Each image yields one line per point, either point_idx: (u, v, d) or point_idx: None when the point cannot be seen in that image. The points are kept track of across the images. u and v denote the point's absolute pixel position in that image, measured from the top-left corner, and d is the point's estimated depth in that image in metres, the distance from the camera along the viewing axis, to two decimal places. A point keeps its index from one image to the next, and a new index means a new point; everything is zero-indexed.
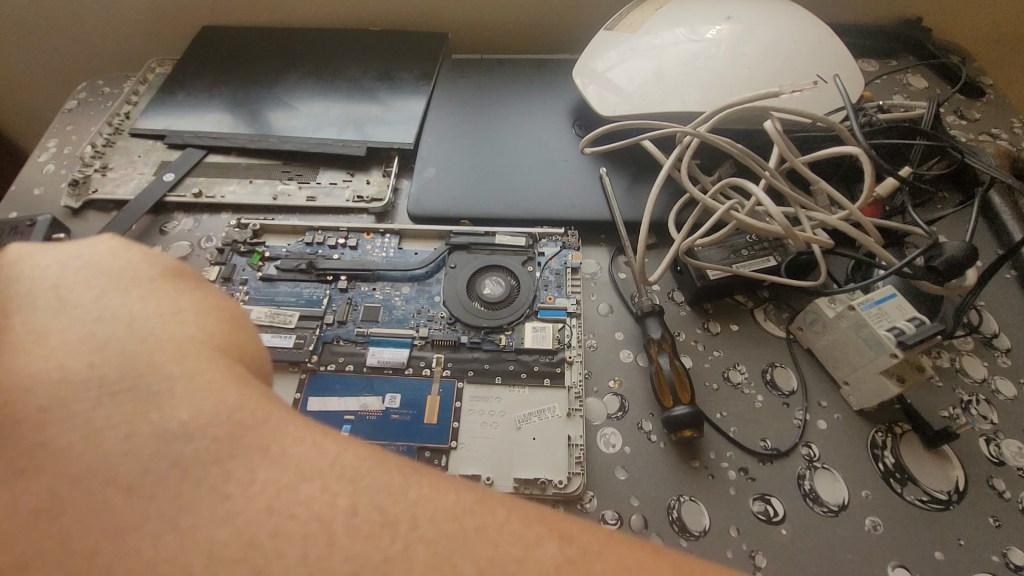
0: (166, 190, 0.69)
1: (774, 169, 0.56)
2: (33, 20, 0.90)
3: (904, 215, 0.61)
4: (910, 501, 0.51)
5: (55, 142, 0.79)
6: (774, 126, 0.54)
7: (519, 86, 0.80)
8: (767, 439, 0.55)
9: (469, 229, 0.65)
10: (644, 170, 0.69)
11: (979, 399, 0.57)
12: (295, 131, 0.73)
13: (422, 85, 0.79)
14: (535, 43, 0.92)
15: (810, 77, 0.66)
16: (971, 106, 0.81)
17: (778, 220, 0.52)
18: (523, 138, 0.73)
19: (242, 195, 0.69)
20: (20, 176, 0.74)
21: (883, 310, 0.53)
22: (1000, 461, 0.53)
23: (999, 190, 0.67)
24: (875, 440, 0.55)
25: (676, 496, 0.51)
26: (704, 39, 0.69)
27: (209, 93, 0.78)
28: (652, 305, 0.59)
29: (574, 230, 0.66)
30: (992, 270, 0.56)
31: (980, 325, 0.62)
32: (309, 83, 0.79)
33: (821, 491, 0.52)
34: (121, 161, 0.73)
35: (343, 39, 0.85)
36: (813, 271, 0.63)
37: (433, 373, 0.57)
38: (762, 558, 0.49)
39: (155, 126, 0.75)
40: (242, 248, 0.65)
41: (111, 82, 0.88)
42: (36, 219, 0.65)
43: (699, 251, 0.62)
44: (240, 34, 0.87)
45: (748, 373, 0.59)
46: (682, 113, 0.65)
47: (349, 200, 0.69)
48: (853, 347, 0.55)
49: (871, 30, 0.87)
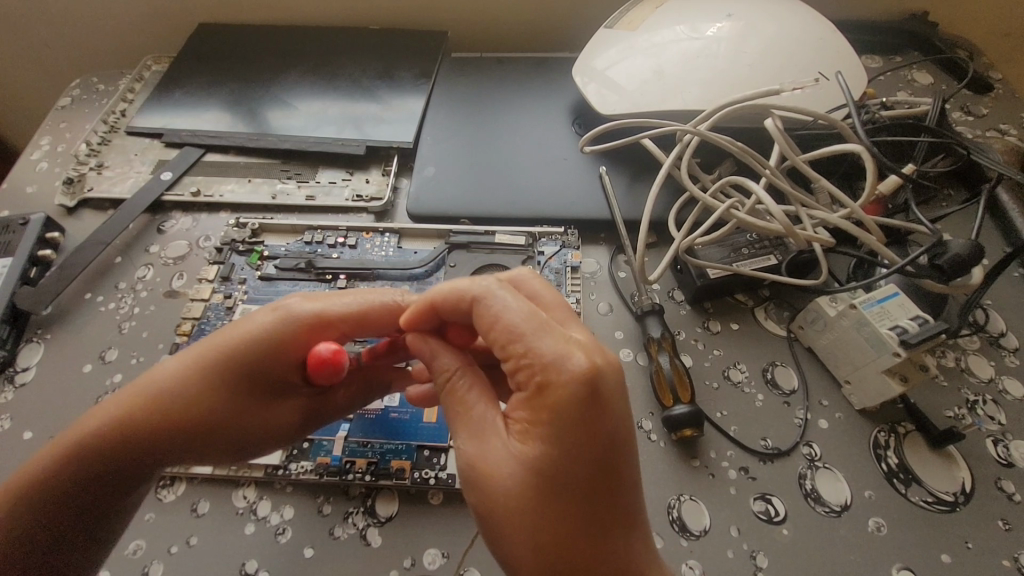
0: (164, 190, 0.70)
1: (774, 167, 0.55)
2: (30, 19, 0.92)
3: (907, 214, 0.61)
4: (915, 502, 0.51)
5: (48, 140, 0.80)
6: (774, 124, 0.53)
7: (517, 84, 0.81)
8: (768, 439, 0.54)
9: (469, 228, 0.66)
10: (643, 170, 0.69)
11: (986, 399, 0.56)
12: (294, 130, 0.74)
13: (422, 83, 0.79)
14: (535, 43, 0.92)
15: (812, 74, 0.66)
16: (978, 101, 0.79)
17: (778, 219, 0.51)
18: (523, 137, 0.73)
19: (242, 195, 0.70)
20: (13, 173, 0.76)
21: (885, 310, 0.52)
22: (1009, 462, 0.52)
23: (1009, 187, 0.66)
24: (877, 440, 0.54)
25: (676, 496, 0.51)
26: (704, 36, 0.68)
27: (208, 92, 0.79)
28: (652, 305, 0.59)
29: (574, 229, 0.66)
30: (999, 269, 0.56)
31: (986, 325, 0.61)
32: (308, 82, 0.79)
33: (823, 491, 0.52)
34: (117, 160, 0.74)
35: (343, 38, 0.86)
36: (813, 270, 0.62)
37: None
38: (763, 559, 0.48)
39: (151, 125, 0.76)
40: (241, 248, 0.65)
41: (106, 80, 0.89)
42: (28, 218, 0.66)
43: (699, 251, 0.62)
44: (240, 33, 0.87)
45: (748, 372, 0.59)
46: (682, 111, 0.64)
47: (349, 199, 0.69)
48: (854, 346, 0.54)
49: (876, 26, 0.87)
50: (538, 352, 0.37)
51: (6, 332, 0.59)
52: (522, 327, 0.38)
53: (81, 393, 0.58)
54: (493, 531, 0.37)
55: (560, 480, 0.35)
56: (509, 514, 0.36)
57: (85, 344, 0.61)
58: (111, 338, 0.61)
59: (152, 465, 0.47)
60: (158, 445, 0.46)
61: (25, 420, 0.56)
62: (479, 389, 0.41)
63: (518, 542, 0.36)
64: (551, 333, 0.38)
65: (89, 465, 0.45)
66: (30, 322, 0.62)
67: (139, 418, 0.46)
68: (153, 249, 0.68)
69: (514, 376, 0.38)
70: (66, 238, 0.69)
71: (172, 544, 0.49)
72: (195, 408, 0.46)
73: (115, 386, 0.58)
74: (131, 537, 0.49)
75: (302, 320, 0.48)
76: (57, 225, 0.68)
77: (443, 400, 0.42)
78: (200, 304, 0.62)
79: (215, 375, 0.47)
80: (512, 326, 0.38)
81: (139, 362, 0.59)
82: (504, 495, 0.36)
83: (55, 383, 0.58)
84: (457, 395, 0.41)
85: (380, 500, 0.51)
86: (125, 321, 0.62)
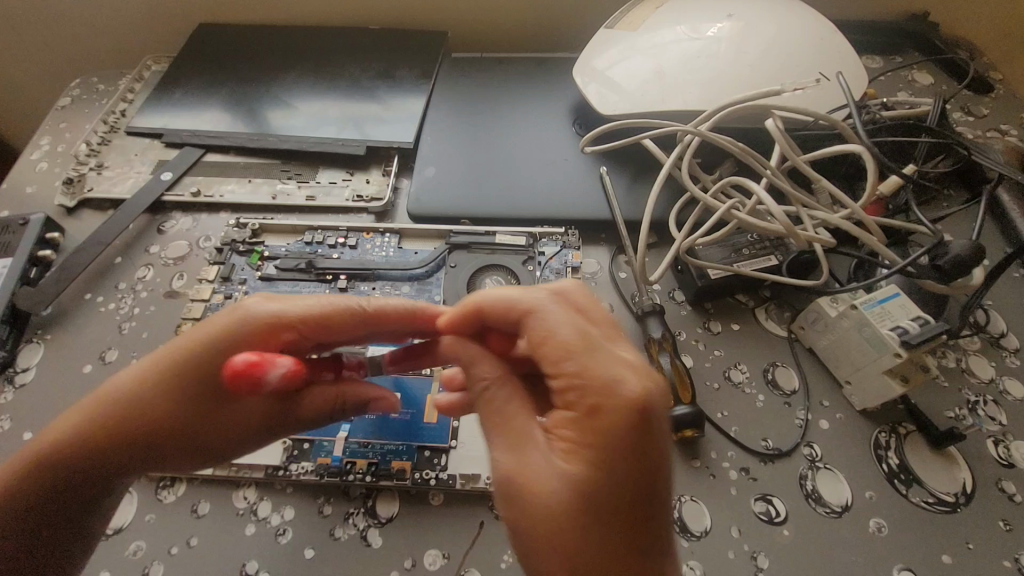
0: (164, 190, 0.70)
1: (775, 168, 0.55)
2: (31, 20, 0.92)
3: (908, 215, 0.61)
4: (916, 503, 0.51)
5: (48, 140, 0.80)
6: (775, 124, 0.53)
7: (518, 84, 0.80)
8: (769, 439, 0.54)
9: (469, 229, 0.65)
10: (644, 170, 0.69)
11: (987, 399, 0.56)
12: (294, 130, 0.74)
13: (422, 83, 0.79)
14: (535, 43, 0.92)
15: (812, 74, 0.66)
16: (978, 101, 0.79)
17: (778, 219, 0.51)
18: (523, 137, 0.73)
19: (242, 195, 0.70)
20: (12, 173, 0.76)
21: (886, 310, 0.52)
22: (1010, 463, 0.52)
23: (1009, 187, 0.66)
24: (878, 441, 0.54)
25: (677, 496, 0.51)
26: (705, 37, 0.68)
27: (208, 92, 0.79)
28: (653, 305, 0.59)
29: (574, 230, 0.66)
30: (1000, 270, 0.56)
31: (987, 325, 0.61)
32: (308, 83, 0.79)
33: (824, 491, 0.52)
34: (117, 160, 0.74)
35: (343, 38, 0.86)
36: (813, 271, 0.62)
37: (433, 372, 0.57)
38: (764, 560, 0.48)
39: (151, 125, 0.76)
40: (241, 248, 0.65)
41: (106, 80, 0.89)
42: (28, 218, 0.66)
43: (700, 251, 0.61)
44: (240, 33, 0.87)
45: (749, 373, 0.59)
46: (682, 112, 0.64)
47: (349, 199, 0.69)
48: (855, 346, 0.54)
49: (877, 26, 0.87)
50: (594, 372, 0.37)
51: (5, 332, 0.59)
52: (582, 346, 0.38)
53: (80, 393, 0.57)
54: (527, 547, 0.36)
55: (606, 504, 0.35)
56: (547, 533, 0.35)
57: (85, 344, 0.61)
58: (111, 338, 0.61)
59: (121, 468, 0.46)
60: (119, 449, 0.45)
61: (25, 420, 0.56)
62: (519, 402, 0.40)
63: (550, 562, 0.35)
64: (604, 355, 0.38)
65: (53, 472, 0.45)
66: (30, 323, 0.62)
67: (99, 423, 0.45)
68: (153, 249, 0.68)
69: (562, 394, 0.38)
70: (66, 238, 0.69)
71: (172, 545, 0.49)
72: (155, 412, 0.45)
73: None
74: (131, 537, 0.49)
75: (260, 320, 0.46)
76: (57, 225, 0.68)
77: (480, 412, 0.41)
78: (200, 305, 0.62)
79: (176, 376, 0.46)
80: (569, 343, 0.38)
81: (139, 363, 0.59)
82: (544, 513, 0.35)
83: (54, 383, 0.58)
84: (496, 407, 0.40)
85: (380, 500, 0.51)
86: (125, 321, 0.62)
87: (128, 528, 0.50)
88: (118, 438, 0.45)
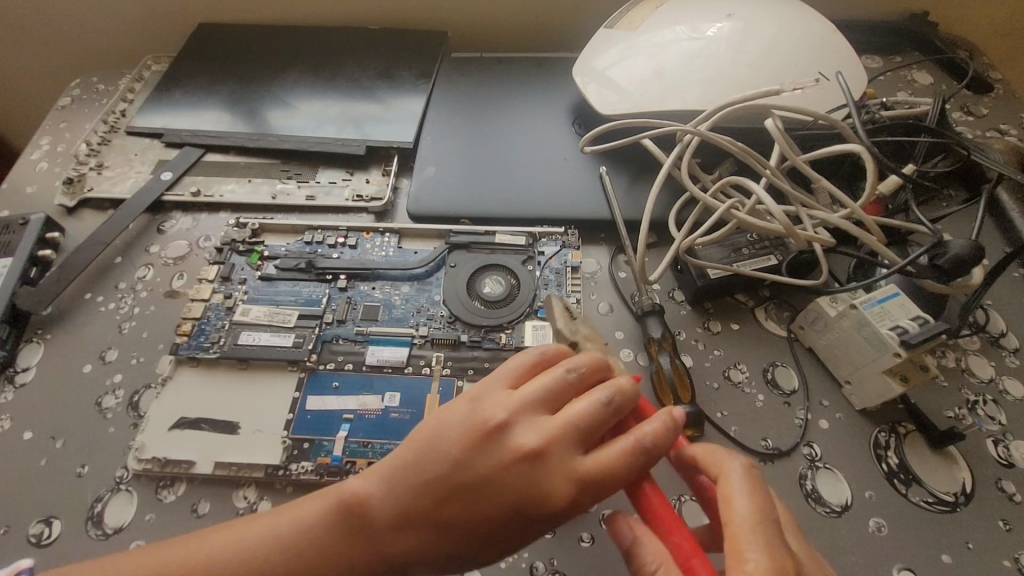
0: (165, 190, 0.70)
1: (775, 167, 0.55)
2: (30, 19, 0.92)
3: (907, 214, 0.61)
4: (915, 502, 0.51)
5: (48, 140, 0.80)
6: (774, 124, 0.53)
7: (518, 84, 0.81)
8: (768, 439, 0.54)
9: (469, 228, 0.65)
10: (644, 170, 0.69)
11: (986, 399, 0.56)
12: (295, 130, 0.74)
13: (422, 84, 0.79)
14: (536, 44, 0.92)
15: (811, 74, 0.66)
16: (977, 101, 0.80)
17: (778, 219, 0.51)
18: (523, 137, 0.73)
19: (242, 194, 0.70)
20: (12, 173, 0.76)
21: (885, 310, 0.52)
22: (1009, 463, 0.52)
23: (1009, 187, 0.66)
24: (877, 440, 0.54)
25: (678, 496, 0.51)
26: (704, 36, 0.68)
27: (208, 92, 0.79)
28: (653, 305, 0.59)
29: (574, 229, 0.66)
30: (999, 270, 0.56)
31: (987, 325, 0.61)
32: (308, 82, 0.79)
33: (824, 491, 0.52)
34: (117, 160, 0.74)
35: (343, 38, 0.86)
36: (813, 270, 0.62)
37: (433, 372, 0.57)
38: None
39: (151, 125, 0.76)
40: (241, 248, 0.65)
41: (106, 80, 0.89)
42: (28, 218, 0.66)
43: (699, 251, 0.62)
44: (240, 33, 0.87)
45: (749, 373, 0.59)
46: (681, 112, 0.64)
47: (349, 199, 0.69)
48: (855, 346, 0.54)
49: (876, 25, 0.87)
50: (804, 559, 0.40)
51: (6, 332, 0.59)
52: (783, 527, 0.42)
53: (81, 393, 0.58)
54: None
55: None
56: None
57: (85, 343, 0.61)
58: (111, 338, 0.61)
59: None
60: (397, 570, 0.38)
61: (26, 420, 0.56)
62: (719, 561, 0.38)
63: None
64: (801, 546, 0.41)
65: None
66: (31, 323, 0.62)
67: (350, 548, 0.38)
68: (153, 249, 0.68)
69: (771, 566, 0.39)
70: (66, 238, 0.69)
71: None
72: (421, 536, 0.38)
73: (116, 386, 0.58)
74: (131, 537, 0.49)
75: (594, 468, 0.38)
76: (57, 225, 0.68)
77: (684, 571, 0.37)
78: (201, 305, 0.61)
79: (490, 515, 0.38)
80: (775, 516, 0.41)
81: (140, 363, 0.59)
82: None
83: (54, 383, 0.58)
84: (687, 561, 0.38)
85: None
86: (125, 321, 0.62)
87: (128, 528, 0.50)
88: (371, 570, 0.38)
